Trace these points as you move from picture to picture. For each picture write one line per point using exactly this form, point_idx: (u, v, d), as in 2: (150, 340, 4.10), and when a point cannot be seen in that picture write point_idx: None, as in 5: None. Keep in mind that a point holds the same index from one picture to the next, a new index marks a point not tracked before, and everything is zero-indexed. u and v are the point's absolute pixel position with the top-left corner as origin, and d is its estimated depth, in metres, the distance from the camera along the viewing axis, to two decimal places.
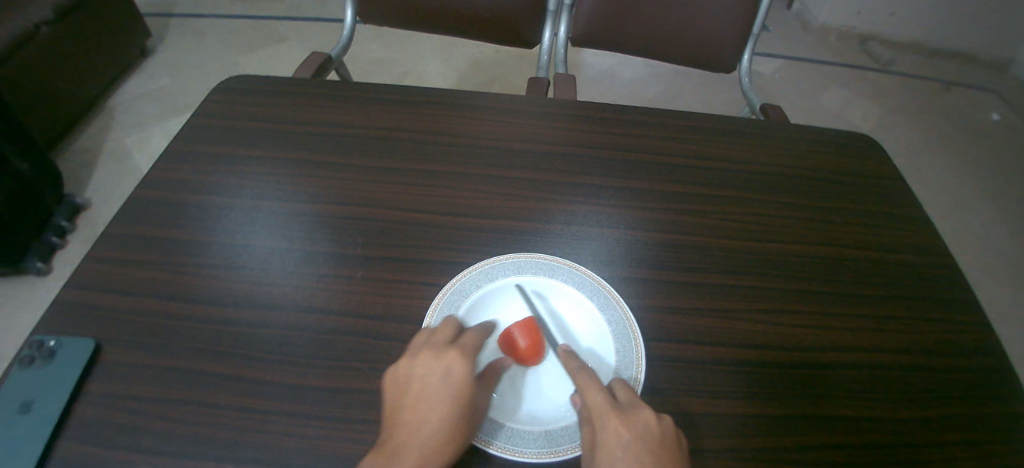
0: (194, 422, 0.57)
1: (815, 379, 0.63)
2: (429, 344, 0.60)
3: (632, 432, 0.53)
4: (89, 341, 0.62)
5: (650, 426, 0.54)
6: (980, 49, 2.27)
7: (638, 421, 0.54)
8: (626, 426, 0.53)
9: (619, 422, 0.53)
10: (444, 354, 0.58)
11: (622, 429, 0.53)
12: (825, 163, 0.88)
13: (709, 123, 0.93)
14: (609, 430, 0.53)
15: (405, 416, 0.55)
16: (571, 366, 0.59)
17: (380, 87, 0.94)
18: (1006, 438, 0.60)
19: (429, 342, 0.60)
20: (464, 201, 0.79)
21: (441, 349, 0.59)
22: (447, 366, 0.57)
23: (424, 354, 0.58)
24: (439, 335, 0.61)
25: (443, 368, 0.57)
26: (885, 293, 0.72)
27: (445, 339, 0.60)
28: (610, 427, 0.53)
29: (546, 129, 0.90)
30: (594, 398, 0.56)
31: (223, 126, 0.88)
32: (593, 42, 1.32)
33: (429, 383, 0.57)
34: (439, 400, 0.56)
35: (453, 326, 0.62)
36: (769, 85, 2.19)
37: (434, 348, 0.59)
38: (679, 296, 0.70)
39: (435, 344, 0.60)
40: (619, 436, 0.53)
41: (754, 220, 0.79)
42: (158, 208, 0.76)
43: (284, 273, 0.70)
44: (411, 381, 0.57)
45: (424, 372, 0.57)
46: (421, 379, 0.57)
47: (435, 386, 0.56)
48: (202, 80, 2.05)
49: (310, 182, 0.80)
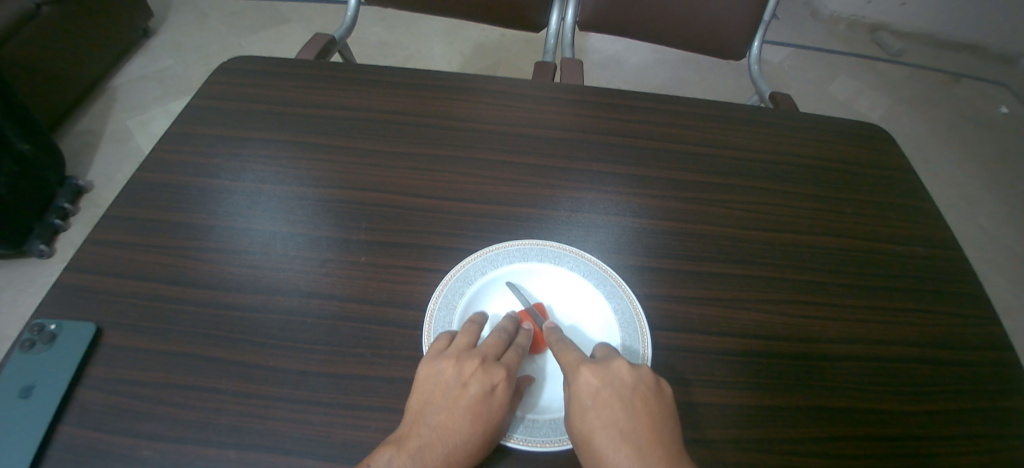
0: (196, 407, 0.44)
1: (898, 375, 0.52)
2: (481, 351, 0.46)
3: (601, 383, 0.44)
4: (89, 325, 0.48)
5: (623, 375, 0.44)
6: (992, 40, 2.01)
7: (611, 372, 0.44)
8: (596, 377, 0.44)
9: (588, 373, 0.44)
10: (492, 368, 0.45)
11: (592, 380, 0.44)
12: (868, 155, 0.72)
13: (733, 111, 0.74)
14: (578, 382, 0.44)
15: (433, 423, 0.42)
16: (550, 338, 0.48)
17: (376, 67, 0.73)
18: (1013, 440, 0.48)
19: (481, 349, 0.46)
20: (492, 178, 0.62)
21: (491, 361, 0.45)
22: (494, 383, 0.44)
23: (472, 359, 0.45)
24: (492, 343, 0.47)
25: (489, 384, 0.44)
26: (962, 292, 0.59)
27: (498, 351, 0.46)
28: (579, 378, 0.44)
29: (557, 114, 0.70)
30: (566, 356, 0.46)
31: (218, 105, 0.68)
32: (598, 28, 1.08)
33: (468, 397, 0.43)
34: (474, 418, 0.42)
35: (507, 338, 0.48)
36: (778, 73, 1.97)
37: (485, 357, 0.45)
38: (691, 285, 0.56)
39: (488, 353, 0.46)
40: (589, 387, 0.44)
41: (800, 200, 0.65)
42: (148, 188, 0.59)
43: (281, 258, 0.54)
44: (451, 386, 0.43)
45: (469, 380, 0.44)
46: (463, 386, 0.43)
47: (473, 401, 0.43)
48: (191, 52, 1.87)
49: (300, 139, 0.65)
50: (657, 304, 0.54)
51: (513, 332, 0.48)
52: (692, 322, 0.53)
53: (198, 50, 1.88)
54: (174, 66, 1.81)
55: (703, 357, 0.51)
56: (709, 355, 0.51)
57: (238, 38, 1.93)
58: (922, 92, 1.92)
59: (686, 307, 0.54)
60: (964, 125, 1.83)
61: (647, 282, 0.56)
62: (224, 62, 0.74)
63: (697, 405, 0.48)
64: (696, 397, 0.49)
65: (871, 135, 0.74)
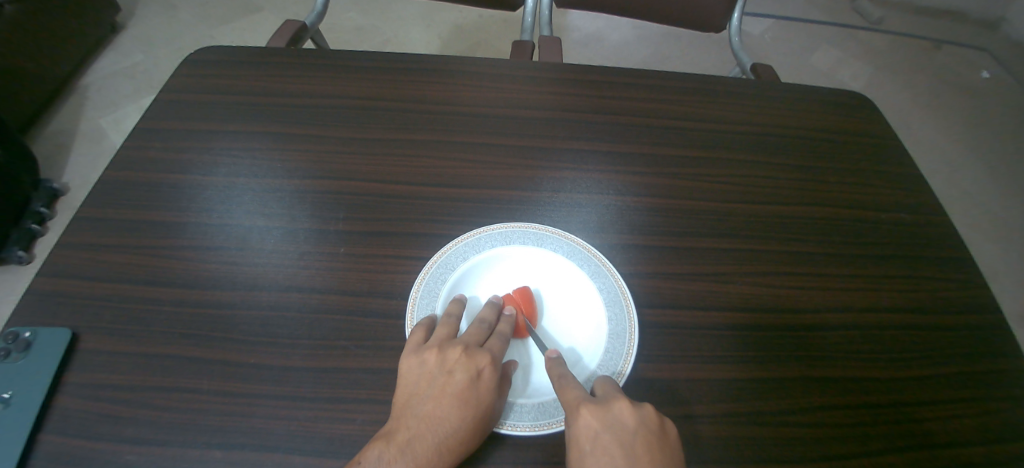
0: (180, 408, 0.43)
1: (881, 341, 0.52)
2: (463, 339, 0.46)
3: (601, 426, 0.41)
4: (64, 330, 0.46)
5: (625, 419, 0.41)
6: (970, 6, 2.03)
7: (612, 416, 0.41)
8: (596, 420, 0.41)
9: (588, 416, 0.41)
10: (476, 354, 0.45)
11: (592, 423, 0.41)
12: (849, 123, 0.71)
13: (713, 83, 0.73)
14: (578, 424, 0.41)
15: (421, 413, 0.41)
16: (552, 371, 0.45)
17: (348, 52, 0.71)
18: (996, 399, 0.49)
19: (463, 338, 0.46)
20: (474, 162, 0.61)
21: (474, 347, 0.45)
22: (480, 368, 0.44)
23: (454, 348, 0.45)
24: (474, 330, 0.47)
25: (474, 369, 0.44)
26: (943, 255, 0.59)
27: (479, 338, 0.46)
28: (579, 421, 0.42)
29: (537, 94, 0.69)
30: (567, 394, 0.43)
31: (186, 99, 0.66)
32: (576, 4, 1.06)
33: (454, 384, 0.43)
34: (463, 404, 0.42)
35: (487, 324, 0.48)
36: (760, 46, 1.95)
37: (467, 344, 0.45)
38: (675, 261, 0.56)
39: (470, 340, 0.46)
40: (590, 431, 0.41)
41: (782, 172, 0.65)
42: (118, 189, 0.57)
43: (260, 252, 0.53)
44: (436, 375, 0.43)
45: (454, 367, 0.44)
46: (448, 374, 0.43)
47: (459, 387, 0.43)
48: (161, 45, 1.81)
49: (273, 130, 0.63)
50: (643, 283, 0.54)
51: (494, 319, 0.48)
52: (678, 299, 0.53)
53: (168, 43, 1.82)
54: (144, 61, 1.75)
55: (690, 334, 0.51)
56: (696, 332, 0.51)
57: (209, 29, 1.87)
58: (904, 59, 1.93)
59: (673, 285, 0.54)
60: (946, 91, 1.84)
61: (632, 261, 0.55)
62: (191, 52, 0.71)
63: (685, 381, 0.48)
64: (685, 374, 0.49)
65: (853, 104, 0.74)
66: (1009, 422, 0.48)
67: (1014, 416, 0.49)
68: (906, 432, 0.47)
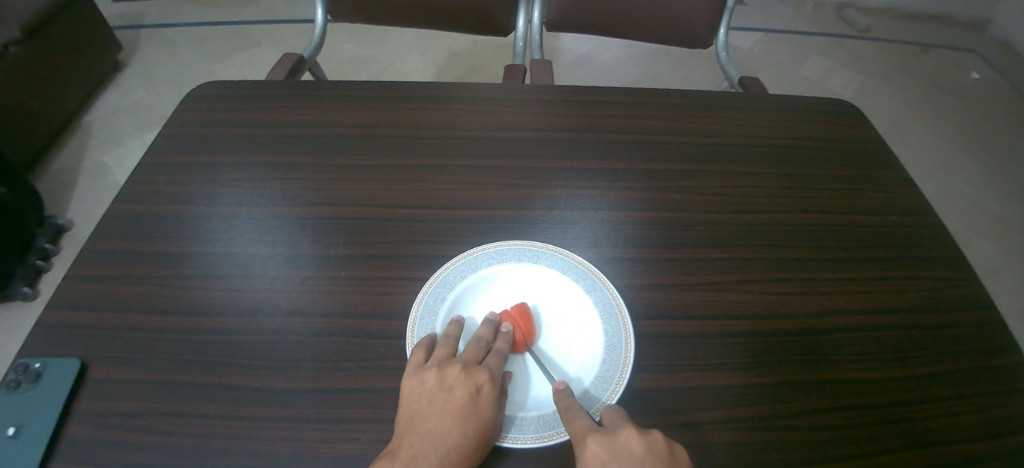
0: (186, 434, 0.44)
1: (877, 342, 0.53)
2: (461, 357, 0.47)
3: (609, 456, 0.41)
4: (73, 360, 0.47)
5: (633, 447, 0.41)
6: (958, 9, 2.12)
7: (619, 444, 0.41)
8: (603, 449, 0.41)
9: (595, 446, 0.41)
10: (475, 371, 0.46)
11: (599, 453, 0.41)
12: (835, 131, 0.74)
13: (699, 98, 0.76)
14: (586, 454, 0.41)
15: (422, 430, 0.42)
16: (558, 401, 0.45)
17: (347, 83, 0.74)
18: (998, 395, 0.50)
19: (461, 356, 0.47)
20: (469, 184, 0.63)
21: (473, 365, 0.46)
22: (479, 384, 0.45)
23: (453, 366, 0.46)
24: (471, 347, 0.48)
25: (473, 385, 0.45)
26: (937, 256, 0.60)
27: (477, 355, 0.47)
28: (587, 451, 0.41)
29: (529, 115, 0.71)
30: (575, 424, 0.43)
31: (190, 134, 0.68)
32: (565, 27, 1.10)
33: (454, 400, 0.44)
34: (463, 420, 0.43)
35: (484, 340, 0.49)
36: (748, 59, 2.00)
37: (466, 362, 0.46)
38: (670, 272, 0.57)
39: (469, 358, 0.47)
40: (598, 461, 0.41)
41: (772, 181, 0.66)
42: (124, 222, 0.59)
43: (263, 278, 0.54)
44: (436, 393, 0.44)
45: (453, 384, 0.45)
46: (447, 391, 0.44)
47: (459, 403, 0.44)
48: (164, 82, 1.86)
49: (275, 160, 0.65)
50: (638, 295, 0.55)
51: (489, 335, 0.49)
52: (674, 309, 0.54)
53: (171, 80, 1.87)
54: (147, 98, 1.80)
55: (686, 343, 0.52)
56: (693, 340, 0.52)
57: (209, 64, 1.93)
58: (891, 66, 1.97)
59: (668, 295, 0.55)
60: (934, 95, 1.87)
61: (627, 274, 0.57)
62: (194, 89, 0.74)
63: (685, 390, 0.49)
64: (684, 382, 0.49)
65: (840, 112, 0.76)
66: (1013, 418, 0.49)
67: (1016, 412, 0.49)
68: (910, 433, 0.47)
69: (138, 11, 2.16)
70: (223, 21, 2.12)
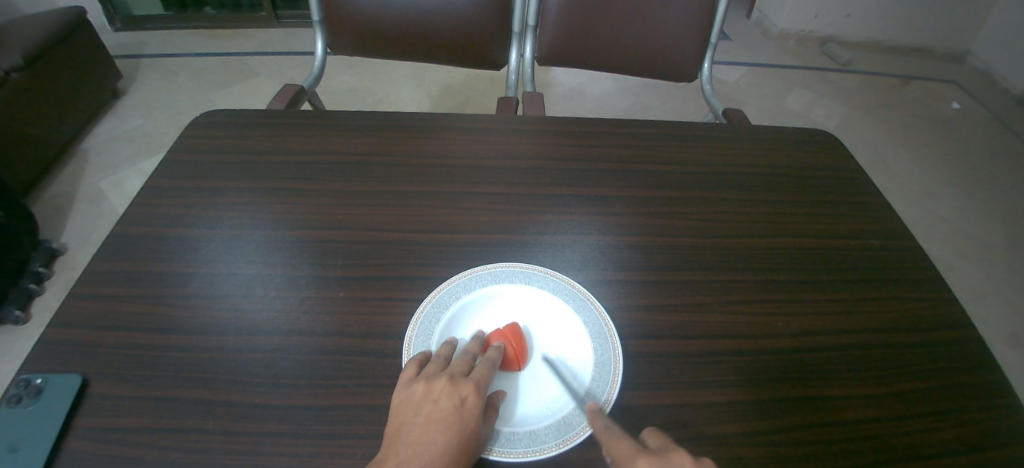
0: (183, 449, 0.44)
1: (858, 359, 0.55)
2: (448, 370, 0.48)
3: None
4: (75, 376, 0.48)
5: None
6: (934, 43, 2.26)
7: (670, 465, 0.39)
8: None
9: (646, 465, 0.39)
10: (460, 383, 0.46)
11: None
12: (812, 160, 0.78)
13: (681, 129, 0.81)
14: None
15: (408, 440, 0.43)
16: (597, 423, 0.44)
17: (350, 114, 0.77)
18: (983, 409, 0.51)
19: (447, 370, 0.48)
20: (463, 208, 0.66)
21: (458, 377, 0.47)
22: (463, 395, 0.45)
23: (439, 378, 0.47)
24: (458, 361, 0.49)
25: (458, 397, 0.45)
26: (915, 276, 0.63)
27: (463, 369, 0.48)
28: None
29: (520, 145, 0.75)
30: (621, 446, 0.42)
31: (195, 160, 0.71)
32: (556, 63, 1.16)
33: (439, 411, 0.44)
34: (446, 429, 0.43)
35: (470, 355, 0.50)
36: (732, 91, 2.08)
37: (453, 374, 0.47)
38: (657, 293, 0.59)
39: (456, 371, 0.48)
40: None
41: (754, 206, 0.70)
42: (127, 243, 0.60)
43: (262, 298, 0.55)
44: (422, 404, 0.45)
45: (439, 395, 0.45)
46: (433, 402, 0.45)
47: (444, 414, 0.44)
48: (164, 110, 1.90)
49: (278, 185, 0.67)
50: (627, 315, 0.57)
51: (475, 350, 0.51)
52: (662, 328, 0.56)
53: (171, 108, 1.91)
54: (147, 125, 1.84)
55: (674, 360, 0.53)
56: (680, 358, 0.54)
57: (210, 93, 1.98)
58: (869, 98, 2.07)
59: (656, 315, 0.57)
60: (913, 125, 1.95)
61: (616, 295, 0.59)
62: (198, 117, 0.77)
63: (676, 406, 0.50)
64: (674, 398, 0.50)
65: (818, 141, 0.81)
66: (1001, 430, 0.50)
67: (1004, 426, 0.50)
68: (899, 448, 0.48)
69: (142, 42, 2.22)
70: (225, 52, 2.18)
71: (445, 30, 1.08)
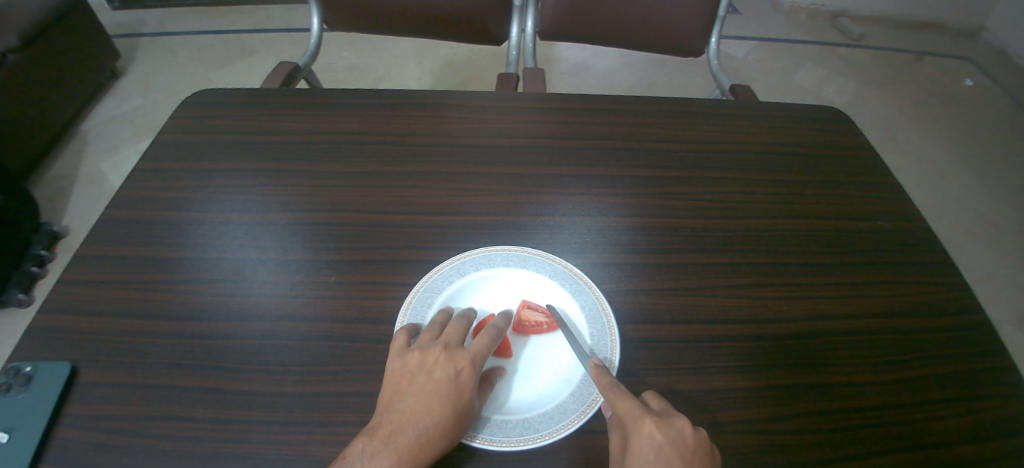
0: (174, 436, 0.44)
1: (863, 346, 0.53)
2: (443, 340, 0.48)
3: (665, 438, 0.41)
4: (63, 364, 0.48)
5: (686, 436, 0.42)
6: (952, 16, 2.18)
7: (673, 429, 0.42)
8: (659, 432, 0.41)
9: (653, 426, 0.42)
10: (455, 353, 0.46)
11: (655, 434, 0.41)
12: (822, 138, 0.75)
13: (687, 106, 0.77)
14: (641, 434, 0.42)
15: (402, 409, 0.43)
16: (602, 380, 0.45)
17: (343, 91, 0.75)
18: (990, 398, 0.50)
19: (441, 339, 0.48)
20: (459, 190, 0.64)
21: (453, 348, 0.47)
22: (459, 367, 0.45)
23: (435, 348, 0.47)
24: (451, 332, 0.49)
25: (453, 368, 0.45)
26: (925, 260, 0.61)
27: (458, 339, 0.48)
28: (643, 430, 0.42)
29: (519, 123, 0.73)
30: (627, 404, 0.43)
31: (186, 141, 0.69)
32: (557, 37, 1.12)
33: (434, 381, 0.44)
34: (440, 400, 0.43)
35: (464, 326, 0.49)
36: (741, 66, 2.02)
37: (448, 344, 0.47)
38: (657, 277, 0.58)
39: (450, 342, 0.48)
40: (653, 440, 0.41)
41: (759, 187, 0.67)
42: (115, 228, 0.59)
43: (253, 283, 0.54)
44: (416, 374, 0.45)
45: (433, 366, 0.45)
46: (428, 372, 0.45)
47: (438, 384, 0.44)
48: (162, 89, 1.87)
49: (270, 167, 0.66)
50: (625, 299, 0.56)
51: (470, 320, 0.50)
52: (661, 313, 0.55)
53: (167, 88, 1.88)
54: (145, 105, 1.81)
55: (673, 346, 0.52)
56: (680, 344, 0.52)
57: (206, 72, 1.94)
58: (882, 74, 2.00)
59: (655, 299, 0.56)
60: (926, 102, 1.90)
61: (614, 278, 0.57)
62: (188, 96, 0.75)
63: (673, 393, 0.49)
64: (672, 385, 0.49)
65: (828, 118, 0.78)
66: (1006, 419, 0.49)
67: (1010, 414, 0.49)
68: (901, 437, 0.47)
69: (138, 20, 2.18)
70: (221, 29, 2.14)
71: (443, 4, 1.04)
